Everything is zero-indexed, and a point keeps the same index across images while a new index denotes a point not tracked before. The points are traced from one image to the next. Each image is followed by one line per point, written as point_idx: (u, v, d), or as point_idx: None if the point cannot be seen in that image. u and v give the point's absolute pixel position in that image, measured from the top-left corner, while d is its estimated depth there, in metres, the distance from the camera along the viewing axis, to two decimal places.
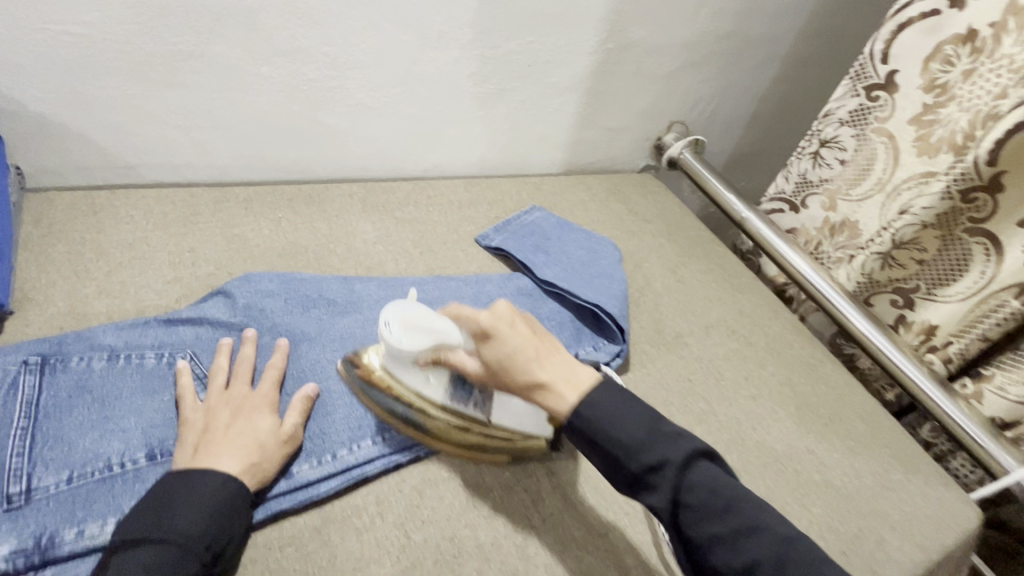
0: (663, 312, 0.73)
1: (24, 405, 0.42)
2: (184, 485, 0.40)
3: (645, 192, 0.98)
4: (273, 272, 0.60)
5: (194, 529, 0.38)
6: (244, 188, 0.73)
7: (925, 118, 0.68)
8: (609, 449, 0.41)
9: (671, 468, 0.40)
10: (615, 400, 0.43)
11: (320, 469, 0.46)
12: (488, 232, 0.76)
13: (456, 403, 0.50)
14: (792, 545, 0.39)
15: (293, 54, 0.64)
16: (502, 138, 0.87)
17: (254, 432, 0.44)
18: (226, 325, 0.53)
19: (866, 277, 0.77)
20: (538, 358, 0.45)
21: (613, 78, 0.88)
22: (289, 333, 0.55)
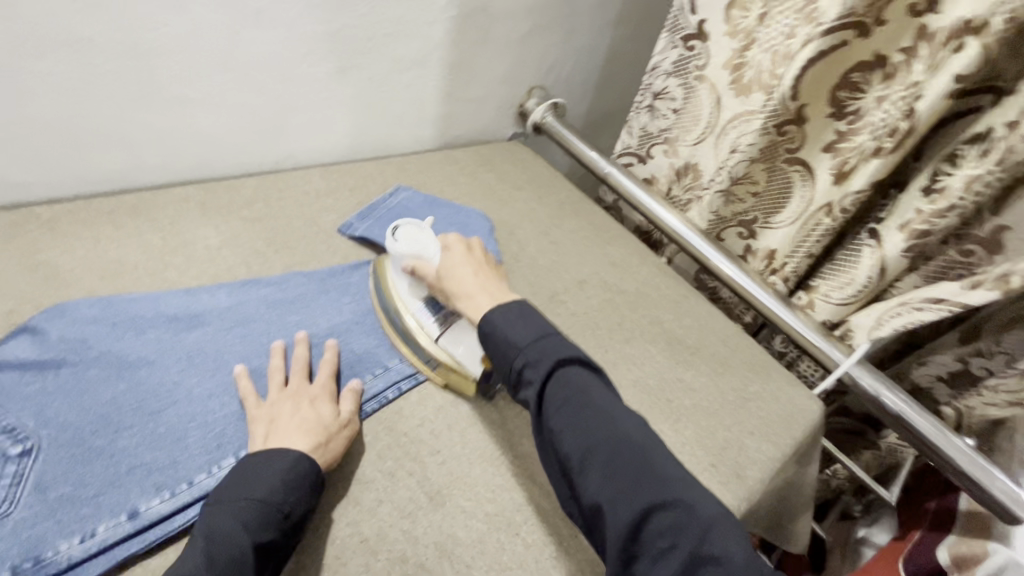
0: (538, 274, 0.75)
1: None
2: (261, 464, 0.43)
3: (515, 159, 0.99)
4: (94, 297, 0.53)
5: (275, 496, 0.41)
6: (51, 207, 0.64)
7: (736, 62, 0.74)
8: (499, 345, 0.49)
9: (545, 365, 0.47)
10: (517, 315, 0.50)
11: (173, 501, 0.42)
12: (352, 220, 0.72)
13: (421, 314, 0.57)
14: (636, 444, 0.44)
15: (79, 44, 0.55)
16: (356, 119, 0.83)
17: (317, 418, 0.48)
18: (34, 366, 0.46)
19: (714, 214, 0.85)
20: (475, 275, 0.56)
21: (463, 47, 0.86)
22: (122, 361, 0.49)
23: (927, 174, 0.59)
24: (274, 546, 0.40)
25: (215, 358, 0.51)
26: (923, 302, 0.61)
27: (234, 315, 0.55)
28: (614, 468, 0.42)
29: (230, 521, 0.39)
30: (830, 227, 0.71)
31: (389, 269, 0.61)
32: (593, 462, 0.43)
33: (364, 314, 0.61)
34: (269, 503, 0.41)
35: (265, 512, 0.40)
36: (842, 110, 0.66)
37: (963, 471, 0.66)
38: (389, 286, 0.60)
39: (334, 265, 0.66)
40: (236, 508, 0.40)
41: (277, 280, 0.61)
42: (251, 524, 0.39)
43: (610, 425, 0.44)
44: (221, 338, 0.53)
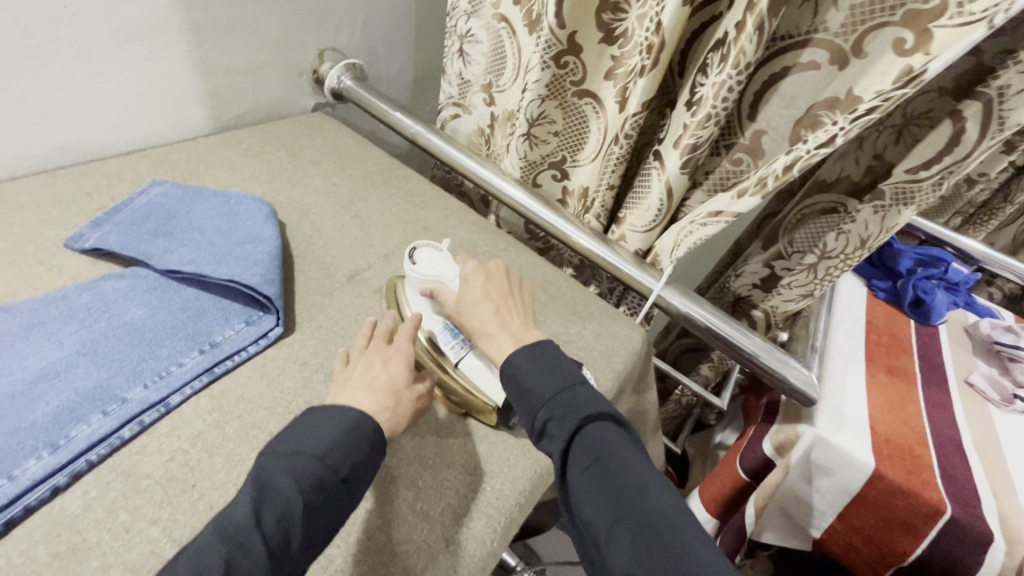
0: (334, 254, 0.67)
1: None
2: (317, 418, 0.43)
3: (314, 133, 0.88)
4: None
5: (325, 448, 0.41)
6: None
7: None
8: (521, 391, 0.48)
9: (572, 421, 0.46)
10: (544, 362, 0.49)
11: None
12: (83, 230, 0.59)
13: (439, 338, 0.56)
14: (666, 518, 0.41)
15: None
16: (86, 107, 0.67)
17: (388, 377, 0.48)
18: None
19: (525, 160, 0.80)
20: (496, 307, 0.54)
21: (216, 8, 0.72)
22: None
23: (688, 87, 0.60)
24: (325, 507, 0.40)
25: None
26: (705, 217, 0.63)
27: None
28: (643, 548, 0.40)
29: (284, 480, 0.39)
30: (621, 154, 0.69)
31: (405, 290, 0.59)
32: (620, 536, 0.41)
33: (89, 344, 0.49)
34: (327, 463, 0.40)
35: (318, 473, 0.40)
36: (612, 34, 0.66)
37: (741, 348, 0.69)
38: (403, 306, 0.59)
39: (60, 288, 0.54)
40: (291, 466, 0.40)
41: None
42: (304, 483, 0.39)
43: (642, 499, 0.42)
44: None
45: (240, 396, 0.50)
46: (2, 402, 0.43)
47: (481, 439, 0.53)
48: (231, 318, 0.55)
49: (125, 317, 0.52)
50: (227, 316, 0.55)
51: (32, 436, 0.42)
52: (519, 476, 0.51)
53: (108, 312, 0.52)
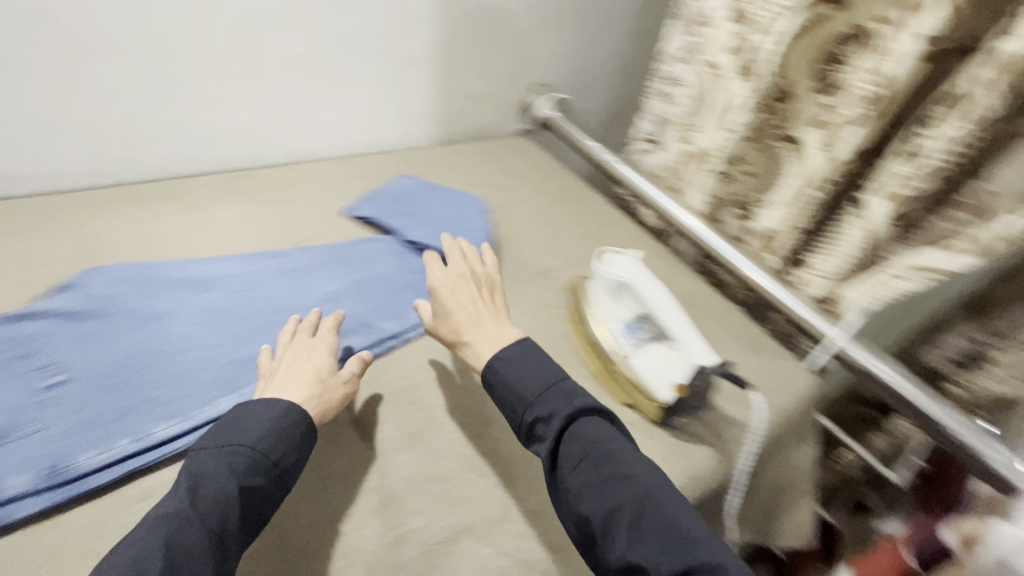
0: (529, 251, 0.78)
1: None
2: (245, 415, 0.46)
3: (519, 152, 1.03)
4: (126, 263, 0.60)
5: (260, 442, 0.45)
6: (95, 191, 0.72)
7: (741, 48, 0.75)
8: (511, 396, 0.51)
9: (557, 420, 0.49)
10: (529, 362, 0.53)
11: (178, 425, 0.48)
12: (355, 203, 0.78)
13: (617, 332, 0.62)
14: (653, 496, 0.45)
15: (119, 48, 0.64)
16: (368, 113, 0.88)
17: (311, 369, 0.52)
18: (69, 315, 0.54)
19: (714, 196, 0.87)
20: (472, 317, 0.58)
21: (470, 46, 0.91)
22: (143, 314, 0.56)
23: (902, 138, 0.61)
24: (262, 489, 0.43)
25: (223, 315, 0.58)
26: (905, 270, 0.62)
27: (241, 281, 0.62)
28: (642, 527, 0.44)
29: (224, 467, 0.43)
30: (820, 197, 0.71)
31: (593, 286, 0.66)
32: (616, 522, 0.44)
33: (358, 285, 0.65)
34: (258, 451, 0.44)
35: (253, 461, 0.43)
36: (824, 83, 0.67)
37: (934, 424, 0.63)
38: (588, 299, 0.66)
39: (337, 241, 0.72)
40: (228, 452, 0.44)
41: (285, 253, 0.67)
42: (235, 470, 0.43)
43: (632, 482, 0.46)
44: (232, 299, 0.60)
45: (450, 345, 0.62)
46: (306, 312, 0.61)
47: (641, 430, 0.58)
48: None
49: (377, 270, 0.68)
50: None
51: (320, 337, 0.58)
52: (672, 471, 0.55)
53: (369, 265, 0.68)
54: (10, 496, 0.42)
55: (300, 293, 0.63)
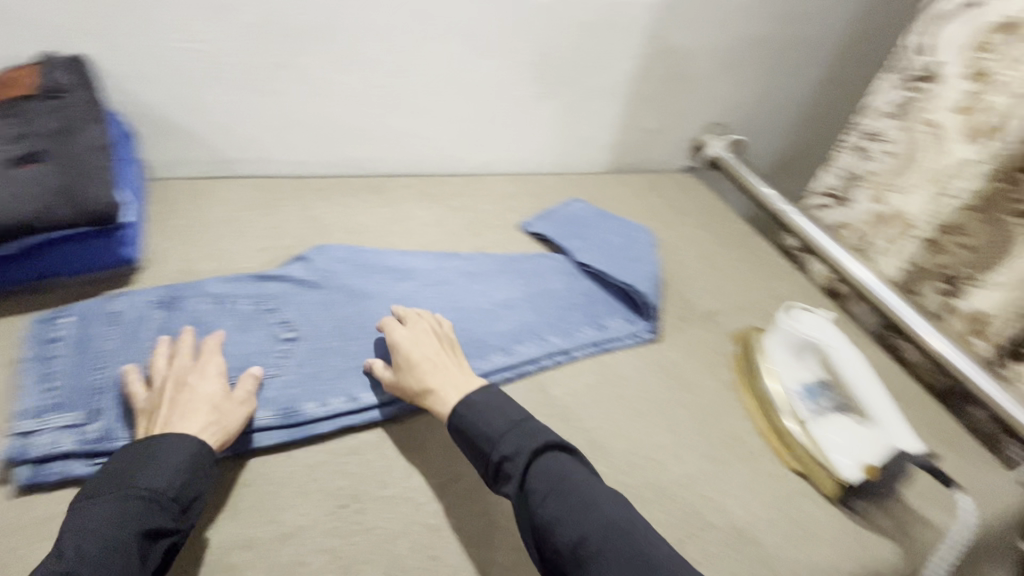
0: (697, 292, 0.76)
1: (155, 332, 0.53)
2: (155, 449, 0.42)
3: (686, 190, 1.02)
4: (344, 245, 0.69)
5: (157, 481, 0.40)
6: (319, 181, 0.84)
7: (975, 108, 0.69)
8: (476, 440, 0.47)
9: (521, 458, 0.46)
10: (491, 402, 0.49)
11: (384, 396, 0.54)
12: (531, 219, 0.82)
13: (794, 393, 0.58)
14: (621, 527, 0.43)
15: (366, 63, 0.75)
16: (549, 138, 0.93)
17: (202, 397, 0.46)
18: (301, 282, 0.62)
19: (911, 264, 0.80)
20: (438, 364, 0.52)
21: (655, 82, 0.93)
22: (356, 292, 0.63)
23: None
24: (172, 530, 0.40)
25: (415, 303, 0.64)
26: None
27: (434, 277, 0.68)
28: (612, 557, 0.41)
29: (123, 516, 0.38)
30: None
31: (768, 337, 0.62)
32: (586, 552, 0.42)
33: (532, 297, 0.68)
34: (157, 490, 0.40)
35: (161, 503, 0.40)
36: None
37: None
38: (762, 350, 0.62)
39: (514, 254, 0.76)
40: (127, 501, 0.39)
41: (471, 257, 0.72)
42: (127, 515, 0.38)
43: (598, 509, 0.44)
44: (423, 291, 0.66)
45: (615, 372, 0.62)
46: (486, 314, 0.65)
47: (813, 504, 0.54)
48: (617, 312, 0.69)
49: (551, 286, 0.71)
50: (614, 311, 0.69)
51: (499, 341, 0.61)
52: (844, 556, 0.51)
53: (541, 281, 0.71)
54: (253, 427, 0.49)
55: (480, 296, 0.67)
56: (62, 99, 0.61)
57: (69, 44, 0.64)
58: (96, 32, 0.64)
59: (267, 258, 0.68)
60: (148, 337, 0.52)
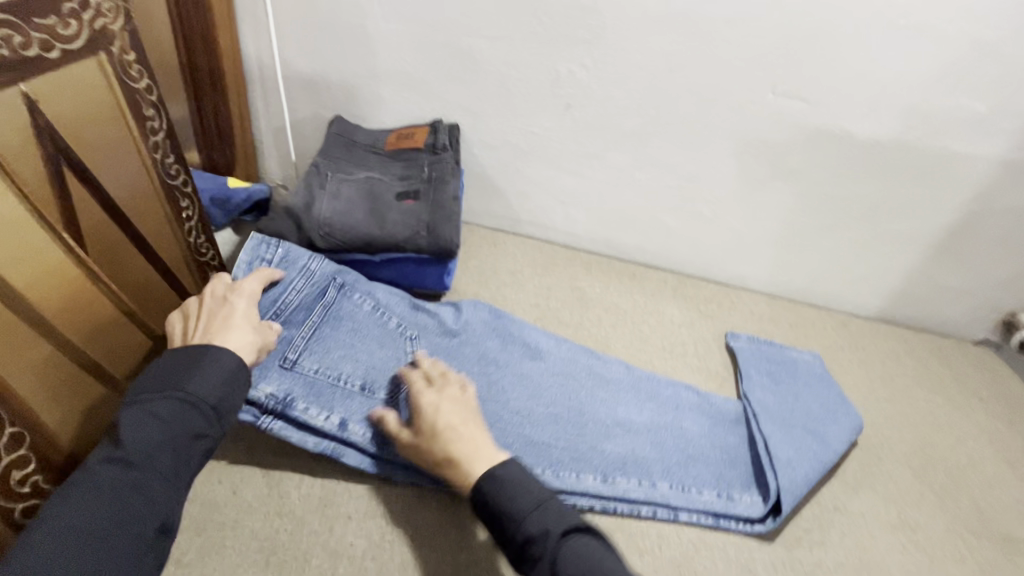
0: (992, 502, 0.63)
1: (321, 308, 0.61)
2: (200, 363, 0.47)
3: (980, 365, 0.85)
4: (501, 310, 0.71)
5: (199, 390, 0.46)
6: (585, 254, 0.92)
7: None
8: (498, 516, 0.46)
9: (548, 540, 0.44)
10: (519, 474, 0.48)
11: (629, 490, 0.56)
12: (740, 335, 0.77)
13: None
14: None
15: (664, 165, 0.82)
16: (820, 269, 0.88)
17: (244, 324, 0.52)
18: (446, 328, 0.66)
19: None
20: (456, 429, 0.51)
21: (972, 240, 0.81)
22: (484, 356, 0.65)
23: None
24: (208, 435, 0.46)
25: (618, 397, 0.64)
26: None
27: (587, 374, 0.66)
28: None
29: (171, 415, 0.44)
30: None
31: None
32: None
33: (785, 436, 0.61)
34: (200, 401, 0.45)
35: (202, 413, 0.45)
36: None
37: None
38: None
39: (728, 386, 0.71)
40: (175, 402, 0.45)
41: (635, 368, 0.68)
42: (170, 415, 0.44)
43: None
44: (624, 387, 0.65)
45: (871, 559, 0.55)
46: (721, 440, 0.62)
47: None
48: (749, 489, 0.58)
49: (718, 434, 0.63)
50: (874, 491, 0.61)
51: (736, 476, 0.59)
52: None
53: (727, 419, 0.64)
54: (346, 439, 0.55)
55: (675, 411, 0.64)
56: (439, 156, 0.78)
57: (450, 114, 0.83)
58: (469, 109, 0.82)
59: (536, 315, 0.78)
60: (314, 309, 0.61)
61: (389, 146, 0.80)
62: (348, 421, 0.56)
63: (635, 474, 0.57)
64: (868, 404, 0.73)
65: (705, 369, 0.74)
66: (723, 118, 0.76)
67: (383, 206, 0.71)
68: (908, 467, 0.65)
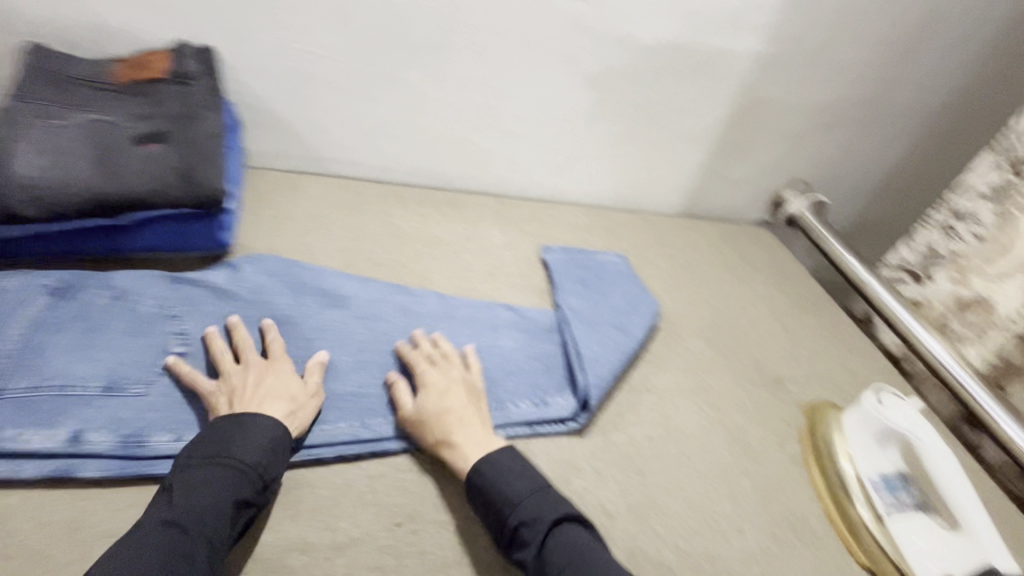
0: (767, 355, 0.74)
1: (32, 320, 0.51)
2: (238, 429, 0.46)
3: (758, 243, 0.99)
4: (284, 260, 0.65)
5: (249, 459, 0.45)
6: (400, 188, 0.86)
7: None
8: (490, 501, 0.48)
9: (540, 525, 0.46)
10: (512, 462, 0.50)
11: None
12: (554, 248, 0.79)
13: (873, 485, 0.55)
14: None
15: (464, 82, 0.77)
16: (626, 174, 0.92)
17: (283, 391, 0.51)
18: (220, 292, 0.59)
19: (1003, 359, 0.75)
20: (462, 412, 0.53)
21: (744, 132, 0.91)
22: (277, 315, 0.59)
23: None
24: (252, 509, 0.44)
25: (430, 332, 0.63)
26: None
27: (398, 317, 0.64)
28: None
29: (214, 485, 0.43)
30: None
31: (848, 420, 0.59)
32: None
33: (597, 336, 0.65)
34: (248, 471, 0.44)
35: (248, 481, 0.44)
36: None
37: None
38: (839, 432, 0.59)
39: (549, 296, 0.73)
40: (218, 469, 0.44)
41: (450, 299, 0.68)
42: (228, 485, 0.43)
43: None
44: (436, 322, 0.65)
45: (674, 426, 0.60)
46: (542, 353, 0.64)
47: None
48: (565, 390, 0.60)
49: (536, 345, 0.65)
50: (677, 367, 0.68)
51: (556, 381, 0.61)
52: None
53: (542, 330, 0.67)
54: (83, 451, 0.46)
55: (489, 336, 0.64)
56: (190, 86, 0.65)
57: (200, 34, 0.68)
58: (223, 26, 0.67)
59: (346, 260, 0.71)
60: (21, 324, 0.51)
61: (119, 77, 0.63)
62: (84, 432, 0.47)
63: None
64: (672, 293, 0.80)
65: (529, 286, 0.74)
66: (513, 24, 0.72)
67: (114, 153, 0.57)
68: (703, 340, 0.73)
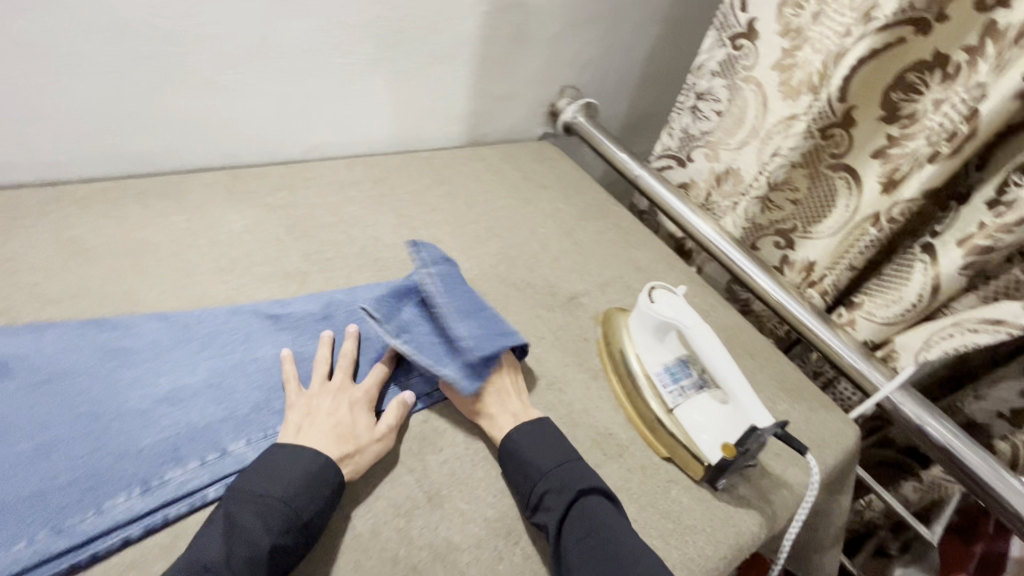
0: (560, 276, 0.72)
1: None
2: (282, 459, 0.42)
3: (542, 159, 0.96)
4: None
5: (290, 491, 0.40)
6: (81, 187, 0.62)
7: (785, 63, 0.71)
8: (520, 468, 0.47)
9: (568, 492, 0.46)
10: (545, 436, 0.49)
11: (201, 474, 0.42)
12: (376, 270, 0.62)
13: (658, 379, 0.56)
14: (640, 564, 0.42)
15: (114, 30, 0.54)
16: (385, 112, 0.80)
17: (350, 425, 0.46)
18: None
19: (750, 222, 0.81)
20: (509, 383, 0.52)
21: (499, 43, 0.83)
22: None
23: (996, 184, 0.58)
24: (290, 551, 0.39)
25: (151, 370, 0.47)
26: (977, 323, 0.58)
27: (93, 365, 0.46)
28: None
29: (253, 520, 0.39)
30: (876, 239, 0.67)
31: (630, 324, 0.60)
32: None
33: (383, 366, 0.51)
34: (291, 507, 0.39)
35: (285, 516, 0.39)
36: (895, 113, 0.64)
37: (993, 493, 0.59)
38: (625, 335, 0.60)
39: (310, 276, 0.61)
40: (257, 504, 0.40)
41: (176, 317, 0.51)
42: (265, 520, 0.39)
43: (630, 549, 0.43)
44: (159, 354, 0.48)
45: None
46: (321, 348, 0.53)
47: (683, 490, 0.52)
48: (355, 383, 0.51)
49: (310, 343, 0.53)
50: None
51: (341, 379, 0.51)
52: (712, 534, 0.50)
53: (312, 321, 0.55)
54: None
55: (241, 350, 0.50)
56: None
57: None
58: None
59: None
60: None
61: None
62: None
63: (194, 457, 0.42)
64: (457, 236, 0.74)
65: (285, 269, 0.61)
66: None
67: None
68: (495, 279, 0.69)
